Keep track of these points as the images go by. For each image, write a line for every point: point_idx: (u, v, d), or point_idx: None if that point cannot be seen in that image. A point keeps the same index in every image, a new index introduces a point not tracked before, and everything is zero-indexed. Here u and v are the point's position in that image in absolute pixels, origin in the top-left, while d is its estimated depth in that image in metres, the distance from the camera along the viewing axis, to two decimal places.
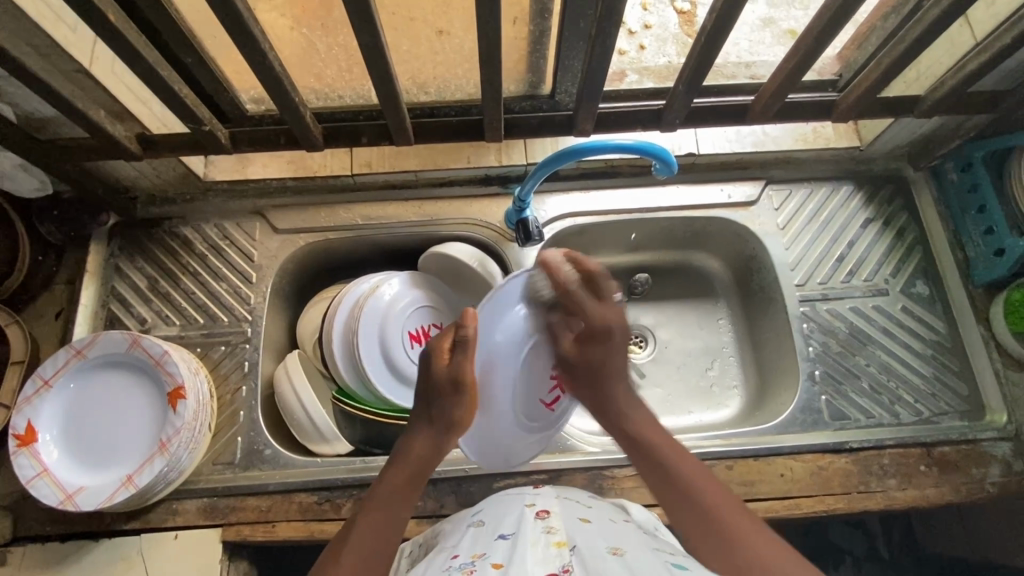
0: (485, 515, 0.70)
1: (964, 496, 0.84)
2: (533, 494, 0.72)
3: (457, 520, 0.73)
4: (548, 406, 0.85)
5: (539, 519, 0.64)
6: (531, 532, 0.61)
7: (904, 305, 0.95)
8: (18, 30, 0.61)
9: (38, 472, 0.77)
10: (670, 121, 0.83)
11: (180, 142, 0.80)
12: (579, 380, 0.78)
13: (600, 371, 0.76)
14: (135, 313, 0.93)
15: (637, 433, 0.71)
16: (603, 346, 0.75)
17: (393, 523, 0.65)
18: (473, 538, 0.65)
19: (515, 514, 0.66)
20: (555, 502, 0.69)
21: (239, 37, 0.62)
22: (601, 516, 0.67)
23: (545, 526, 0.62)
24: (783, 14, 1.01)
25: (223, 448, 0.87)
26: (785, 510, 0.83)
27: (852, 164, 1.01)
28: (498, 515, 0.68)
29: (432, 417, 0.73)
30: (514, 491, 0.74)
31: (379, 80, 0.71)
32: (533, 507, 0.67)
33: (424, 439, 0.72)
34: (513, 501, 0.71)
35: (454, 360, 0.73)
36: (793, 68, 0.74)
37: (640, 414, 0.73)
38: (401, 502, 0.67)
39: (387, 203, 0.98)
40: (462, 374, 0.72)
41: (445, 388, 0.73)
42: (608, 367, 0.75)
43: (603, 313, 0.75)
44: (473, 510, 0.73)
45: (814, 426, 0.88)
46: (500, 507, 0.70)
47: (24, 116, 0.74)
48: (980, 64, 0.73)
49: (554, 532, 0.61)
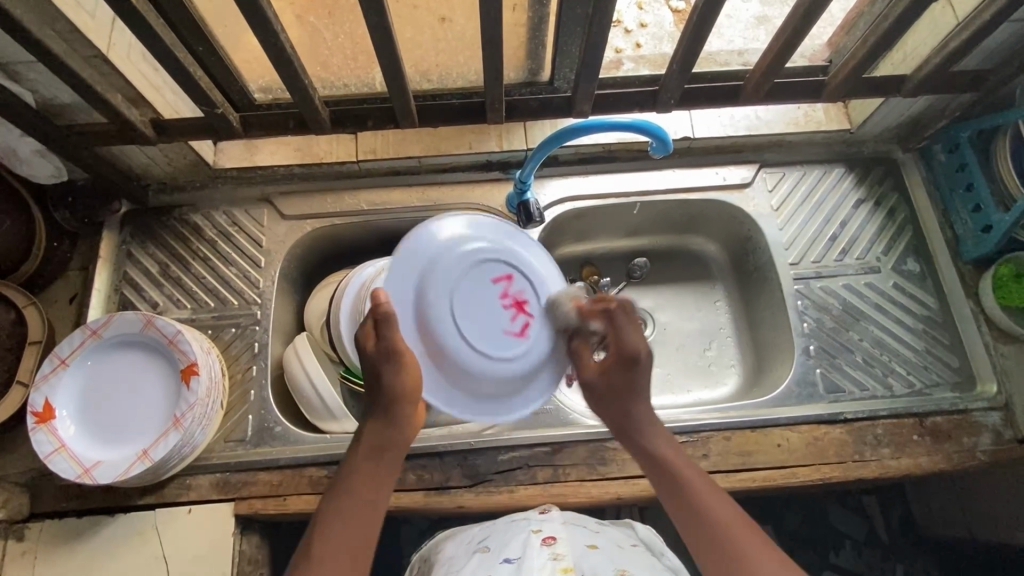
0: (490, 539, 0.76)
1: (956, 464, 0.87)
2: (537, 518, 0.79)
3: (458, 544, 0.80)
4: (516, 336, 0.75)
5: (545, 546, 0.70)
6: (540, 559, 0.68)
7: (895, 281, 0.98)
8: (42, 14, 0.64)
9: (56, 448, 0.79)
10: (665, 102, 0.86)
11: (192, 126, 0.83)
12: (602, 406, 0.73)
13: (619, 401, 0.71)
14: (147, 296, 0.95)
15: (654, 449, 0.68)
16: (632, 367, 0.70)
17: (363, 505, 0.63)
18: (482, 563, 0.71)
19: (521, 540, 0.73)
20: (560, 528, 0.75)
21: (253, 17, 0.65)
22: (605, 542, 0.74)
23: (553, 553, 0.68)
24: (776, 10, 1.04)
25: (234, 426, 0.89)
26: (782, 479, 0.86)
27: (843, 147, 1.04)
28: (504, 539, 0.74)
29: (376, 401, 0.68)
30: (519, 515, 0.81)
31: (385, 62, 0.74)
32: (538, 532, 0.74)
33: (376, 418, 0.68)
34: (518, 525, 0.77)
35: (383, 335, 0.67)
36: (780, 49, 0.77)
37: (660, 430, 0.70)
38: (367, 482, 0.65)
39: (391, 189, 1.01)
40: (397, 344, 0.67)
41: (383, 364, 0.67)
42: (632, 387, 0.71)
43: (636, 339, 0.71)
44: (478, 535, 0.79)
45: (810, 399, 0.91)
46: (503, 532, 0.77)
47: (43, 101, 0.77)
48: (962, 41, 0.76)
49: (561, 559, 0.68)
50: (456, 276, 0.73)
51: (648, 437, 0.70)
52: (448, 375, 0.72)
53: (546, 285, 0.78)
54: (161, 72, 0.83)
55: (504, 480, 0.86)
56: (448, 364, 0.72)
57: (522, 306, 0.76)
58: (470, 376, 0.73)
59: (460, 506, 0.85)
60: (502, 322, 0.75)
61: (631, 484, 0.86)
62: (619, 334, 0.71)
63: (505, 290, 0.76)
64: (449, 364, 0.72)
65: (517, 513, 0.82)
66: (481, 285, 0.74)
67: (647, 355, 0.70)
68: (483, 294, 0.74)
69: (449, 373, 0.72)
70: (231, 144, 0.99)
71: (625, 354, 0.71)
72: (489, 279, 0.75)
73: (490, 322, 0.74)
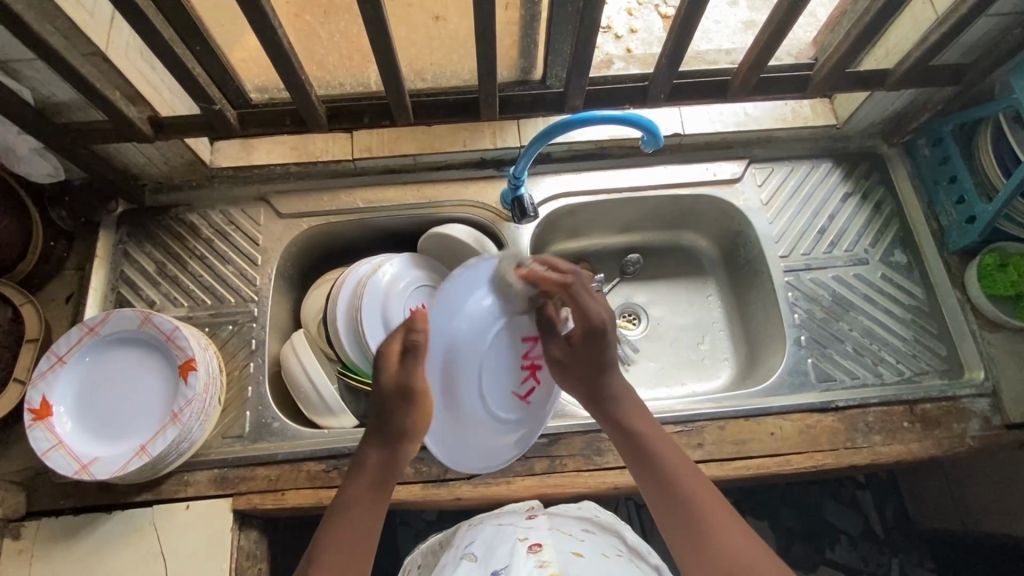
0: (477, 545, 0.73)
1: (946, 450, 0.88)
2: (524, 525, 0.75)
3: (450, 555, 0.76)
4: (520, 397, 0.79)
5: (532, 552, 0.66)
6: (524, 567, 0.64)
7: (882, 272, 1.00)
8: (43, 10, 0.66)
9: (53, 445, 0.79)
10: (655, 96, 0.88)
11: (190, 122, 0.84)
12: (580, 373, 0.75)
13: (589, 369, 0.75)
14: (144, 295, 0.96)
15: (627, 422, 0.73)
16: (600, 339, 0.75)
17: (361, 535, 0.64)
18: (468, 573, 0.67)
19: (507, 548, 0.69)
20: (547, 535, 0.71)
21: (252, 13, 0.66)
22: (591, 550, 0.70)
23: (538, 561, 0.64)
24: (762, 15, 1.07)
25: (232, 422, 0.89)
26: (776, 466, 0.87)
27: (829, 142, 1.06)
28: (491, 546, 0.71)
29: (382, 430, 0.69)
30: (505, 520, 0.77)
31: (382, 58, 0.75)
32: (525, 540, 0.69)
33: (381, 447, 0.69)
34: (505, 532, 0.73)
35: (410, 369, 0.68)
36: (764, 44, 0.80)
37: (631, 407, 0.74)
38: (367, 513, 0.66)
39: (386, 187, 1.02)
40: (412, 385, 0.68)
41: (397, 398, 0.68)
42: (603, 361, 0.75)
43: (599, 308, 0.75)
44: (466, 540, 0.76)
45: (801, 387, 0.92)
46: (492, 539, 0.73)
47: (42, 99, 0.78)
48: (942, 34, 0.78)
49: (548, 566, 0.63)
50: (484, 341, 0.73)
51: (621, 411, 0.74)
52: (452, 429, 0.75)
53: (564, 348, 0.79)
54: (159, 70, 0.84)
55: (502, 471, 0.87)
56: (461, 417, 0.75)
57: (536, 369, 0.78)
58: (477, 430, 0.76)
59: (458, 497, 0.86)
60: (513, 384, 0.77)
61: (627, 476, 0.86)
62: (581, 304, 0.75)
63: (528, 351, 0.77)
64: (460, 414, 0.74)
65: (503, 516, 0.78)
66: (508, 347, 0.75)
67: (611, 324, 0.76)
68: (500, 359, 0.75)
69: (461, 428, 0.75)
70: (228, 143, 1.00)
71: (591, 325, 0.75)
72: (518, 337, 0.76)
73: (502, 384, 0.76)
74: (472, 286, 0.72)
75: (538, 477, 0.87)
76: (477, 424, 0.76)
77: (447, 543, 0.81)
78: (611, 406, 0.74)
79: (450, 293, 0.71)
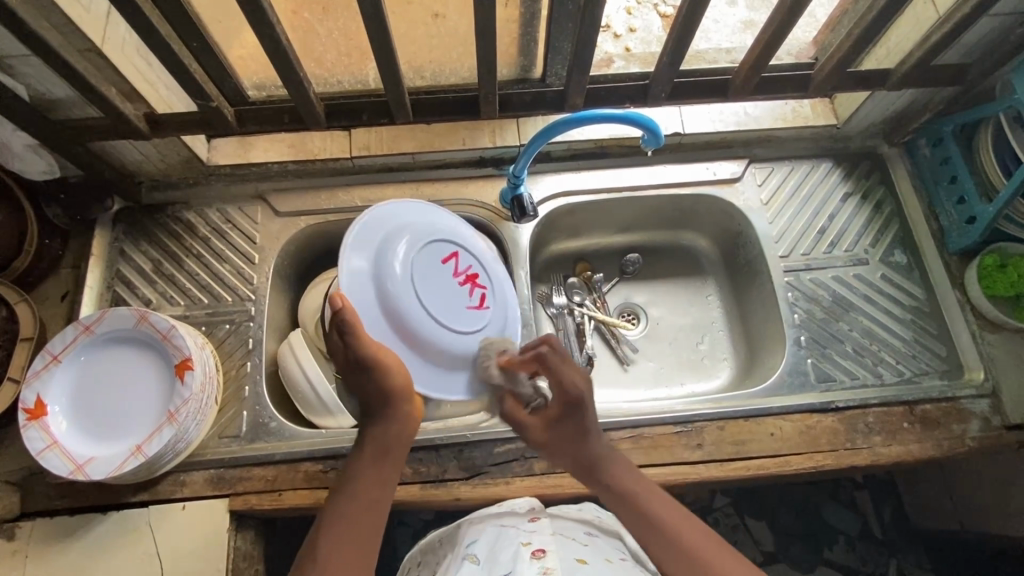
0: (478, 547, 0.72)
1: (946, 451, 0.88)
2: (527, 527, 0.74)
3: (450, 557, 0.75)
4: (472, 308, 0.77)
5: (535, 558, 0.65)
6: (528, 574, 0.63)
7: (882, 273, 0.99)
8: (38, 5, 0.65)
9: (48, 445, 0.78)
10: (656, 95, 0.87)
11: (187, 120, 0.83)
12: (556, 449, 0.77)
13: (570, 441, 0.76)
14: (140, 294, 0.95)
15: (614, 481, 0.71)
16: (578, 408, 0.75)
17: (370, 504, 0.64)
18: None
19: (510, 552, 0.68)
20: (550, 540, 0.70)
21: (251, 9, 0.66)
22: (594, 556, 0.69)
23: (542, 567, 0.63)
24: (762, 15, 1.06)
25: (229, 422, 0.89)
26: (776, 467, 0.87)
27: (829, 142, 1.06)
28: (494, 549, 0.70)
29: (371, 402, 0.70)
30: (508, 522, 0.76)
31: (381, 55, 0.74)
32: (528, 544, 0.68)
33: (378, 419, 0.70)
34: (508, 535, 0.72)
35: (354, 346, 0.67)
36: (765, 44, 0.79)
37: (617, 465, 0.73)
38: (373, 483, 0.66)
39: (384, 185, 1.02)
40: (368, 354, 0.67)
41: (364, 372, 0.68)
42: (583, 429, 0.75)
43: (575, 376, 0.76)
44: (467, 540, 0.75)
45: (802, 388, 0.92)
46: (495, 541, 0.72)
47: (37, 96, 0.78)
48: (944, 33, 0.78)
49: (552, 573, 0.62)
50: (409, 267, 0.72)
51: (607, 471, 0.72)
52: (425, 359, 0.73)
53: (483, 255, 0.82)
54: (156, 67, 0.83)
55: (501, 471, 0.87)
56: (426, 345, 0.73)
57: (471, 279, 0.79)
58: (448, 351, 0.74)
59: (457, 498, 0.85)
60: (461, 298, 0.76)
61: None
62: (558, 376, 0.76)
63: (456, 267, 0.78)
64: (424, 343, 0.73)
65: (505, 517, 0.77)
66: (438, 272, 0.75)
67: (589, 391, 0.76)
68: (434, 279, 0.75)
69: (435, 354, 0.74)
70: (225, 141, 0.99)
71: (569, 395, 0.75)
72: (439, 261, 0.76)
73: (451, 301, 0.75)
74: (374, 228, 0.74)
75: (537, 477, 0.86)
76: (444, 346, 0.74)
77: (447, 541, 0.81)
78: (597, 469, 0.73)
79: (357, 238, 0.73)
